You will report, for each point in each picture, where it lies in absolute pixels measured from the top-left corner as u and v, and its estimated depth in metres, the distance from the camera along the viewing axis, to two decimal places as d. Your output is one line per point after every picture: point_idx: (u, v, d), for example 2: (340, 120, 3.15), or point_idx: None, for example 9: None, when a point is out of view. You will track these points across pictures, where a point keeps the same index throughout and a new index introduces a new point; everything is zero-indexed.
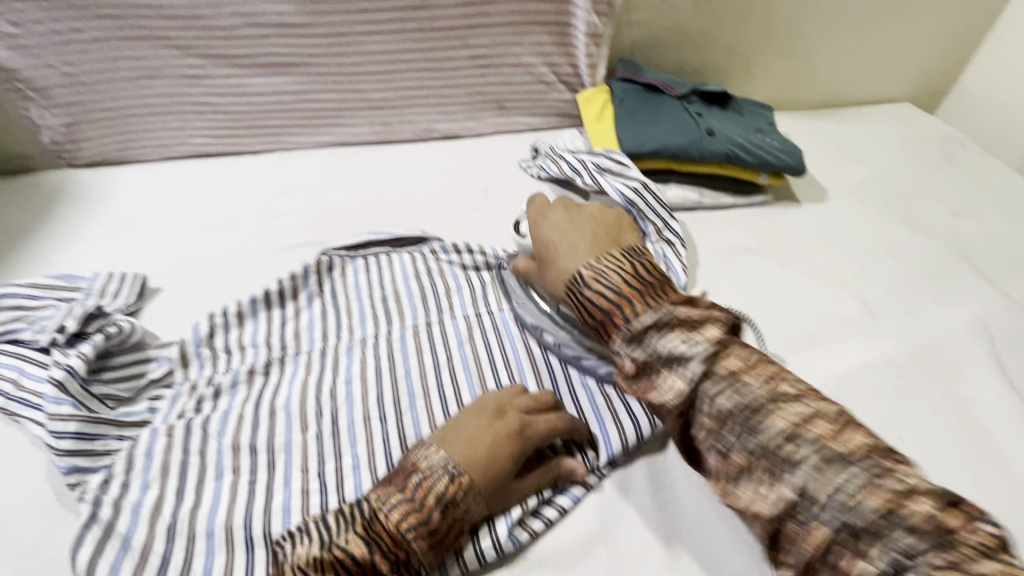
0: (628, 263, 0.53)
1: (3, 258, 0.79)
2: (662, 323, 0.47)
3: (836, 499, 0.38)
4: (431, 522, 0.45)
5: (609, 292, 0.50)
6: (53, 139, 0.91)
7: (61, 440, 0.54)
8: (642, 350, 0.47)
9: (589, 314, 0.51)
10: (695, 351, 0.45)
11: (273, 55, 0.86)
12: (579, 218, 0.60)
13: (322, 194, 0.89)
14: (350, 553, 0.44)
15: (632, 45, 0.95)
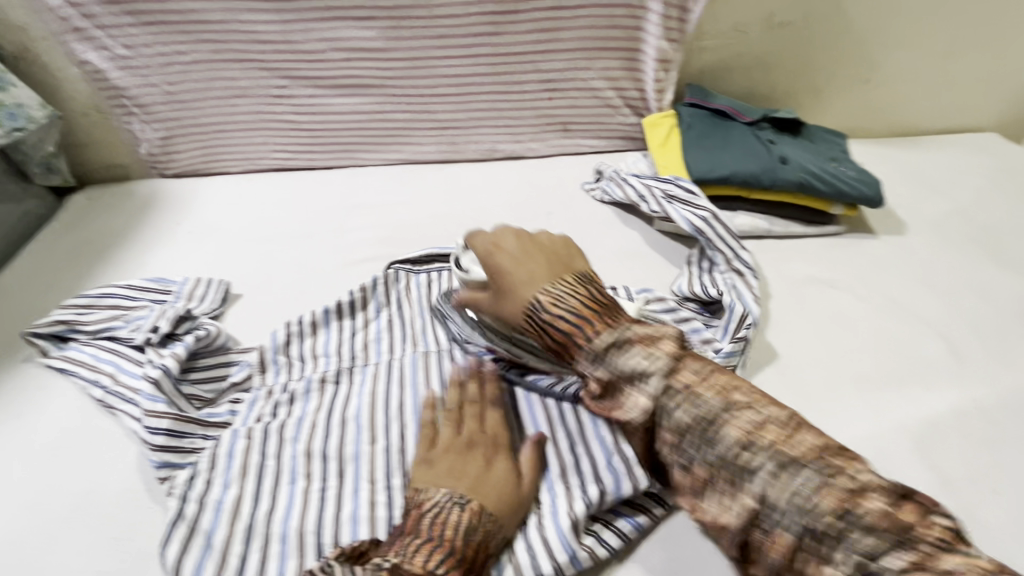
0: (579, 285, 0.54)
1: (102, 260, 0.85)
2: (620, 341, 0.49)
3: (795, 504, 0.40)
4: (457, 552, 0.45)
5: (566, 315, 0.52)
6: (149, 150, 0.98)
7: (155, 435, 0.58)
8: (605, 368, 0.49)
9: (548, 336, 0.52)
10: (655, 367, 0.48)
11: (353, 77, 0.91)
12: (530, 252, 0.57)
13: (391, 209, 0.92)
14: None
15: (701, 70, 0.95)
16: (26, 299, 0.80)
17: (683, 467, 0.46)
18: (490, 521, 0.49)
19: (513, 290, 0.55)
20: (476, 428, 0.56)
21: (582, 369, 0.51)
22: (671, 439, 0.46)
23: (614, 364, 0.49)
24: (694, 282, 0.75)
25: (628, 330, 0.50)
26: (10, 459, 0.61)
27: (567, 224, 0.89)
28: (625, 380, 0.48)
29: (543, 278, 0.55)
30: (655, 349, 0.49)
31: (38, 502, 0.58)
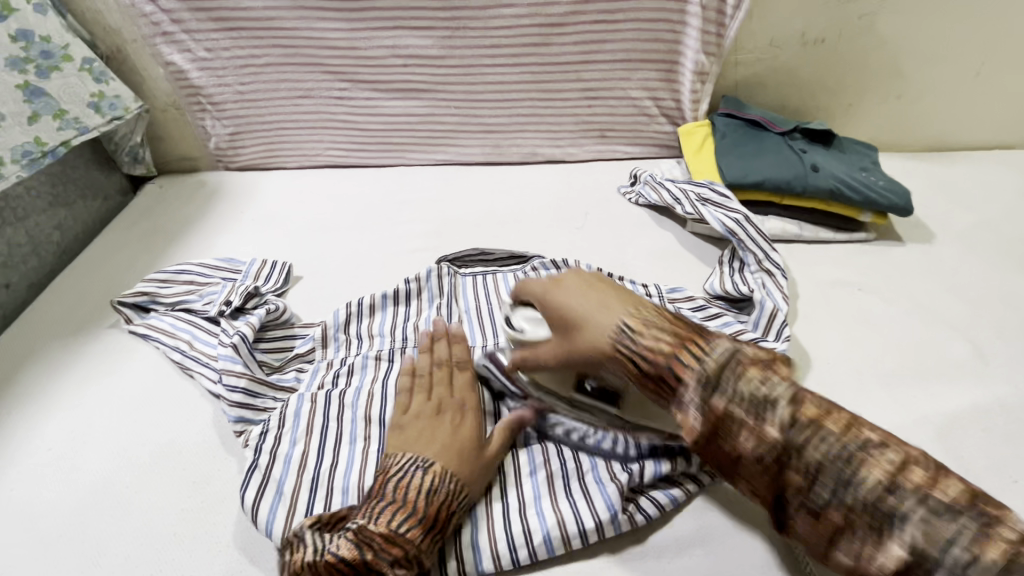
0: (660, 313, 0.52)
1: (175, 241, 0.93)
2: (733, 365, 0.46)
3: (951, 554, 0.36)
4: (417, 512, 0.50)
5: (659, 341, 0.49)
6: (218, 145, 1.07)
7: (234, 392, 0.65)
8: (722, 398, 0.45)
9: (642, 362, 0.49)
10: (776, 394, 0.44)
11: (408, 81, 0.98)
12: (597, 287, 0.56)
13: (437, 205, 0.99)
14: (341, 556, 0.48)
15: (736, 83, 1.00)
16: (108, 274, 0.88)
17: (751, 451, 0.43)
18: (451, 485, 0.53)
19: (589, 326, 0.52)
20: (449, 392, 0.61)
21: (682, 400, 0.47)
22: (750, 437, 0.44)
23: (734, 390, 0.45)
24: (726, 280, 0.78)
25: (735, 353, 0.47)
26: (99, 410, 0.68)
27: (604, 224, 0.94)
28: (746, 412, 0.44)
29: (615, 307, 0.53)
30: (772, 376, 0.45)
31: (125, 448, 0.64)
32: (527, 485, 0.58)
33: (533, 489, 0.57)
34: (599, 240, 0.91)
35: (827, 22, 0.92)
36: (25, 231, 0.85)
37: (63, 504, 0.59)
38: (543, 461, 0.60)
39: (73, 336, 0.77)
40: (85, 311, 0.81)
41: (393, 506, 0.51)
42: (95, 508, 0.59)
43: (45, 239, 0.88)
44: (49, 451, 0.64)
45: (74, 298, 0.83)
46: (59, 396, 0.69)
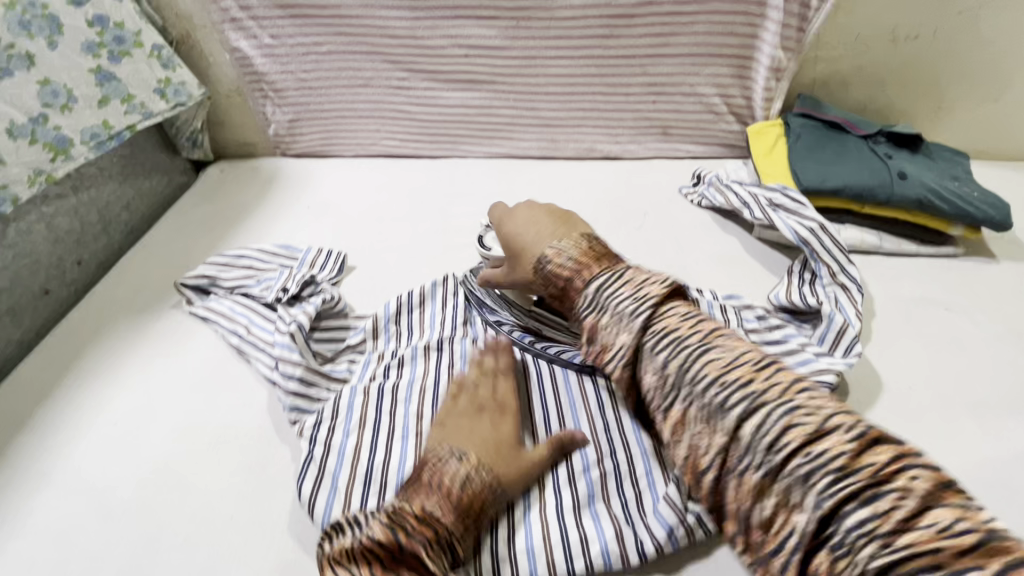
0: (584, 241, 0.61)
1: (235, 226, 0.95)
2: (614, 283, 0.55)
3: (853, 540, 0.37)
4: (452, 497, 0.48)
5: (567, 265, 0.59)
6: (277, 131, 1.08)
7: (289, 381, 0.66)
8: (600, 313, 0.54)
9: (555, 284, 0.60)
10: (643, 307, 0.53)
11: (469, 72, 0.96)
12: (539, 212, 0.67)
13: (491, 199, 0.97)
14: (378, 539, 0.45)
15: (814, 81, 0.94)
16: (172, 254, 0.90)
17: (664, 410, 0.49)
18: (489, 484, 0.50)
19: (525, 252, 0.64)
20: (490, 397, 0.59)
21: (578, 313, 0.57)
22: (652, 377, 0.50)
23: (602, 302, 0.55)
24: (793, 291, 0.73)
25: (622, 276, 0.56)
26: (161, 388, 0.69)
27: (663, 226, 0.90)
28: (611, 320, 0.54)
29: (547, 235, 0.63)
30: (643, 291, 0.54)
31: (186, 427, 0.65)
32: (581, 485, 0.55)
33: (587, 488, 0.55)
34: (659, 242, 0.87)
35: (922, 17, 0.85)
36: (97, 209, 0.87)
37: (128, 478, 0.61)
38: (597, 459, 0.57)
39: (138, 314, 0.79)
40: (150, 290, 0.83)
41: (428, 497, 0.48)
42: (157, 484, 0.60)
43: (114, 218, 0.91)
44: (116, 426, 0.65)
45: (140, 277, 0.86)
46: (126, 372, 0.71)
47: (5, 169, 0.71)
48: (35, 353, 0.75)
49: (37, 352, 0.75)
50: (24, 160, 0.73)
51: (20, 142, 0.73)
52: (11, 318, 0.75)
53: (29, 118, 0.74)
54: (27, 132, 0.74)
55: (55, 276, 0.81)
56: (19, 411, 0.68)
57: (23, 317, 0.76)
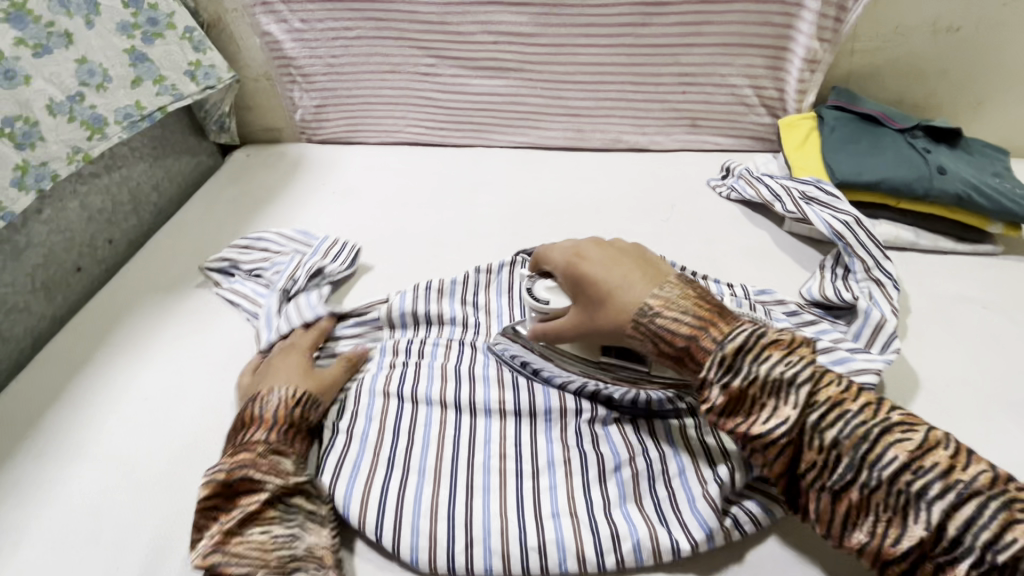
0: (686, 288, 0.51)
1: (260, 209, 0.95)
2: (755, 349, 0.46)
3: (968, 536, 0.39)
4: (260, 422, 0.56)
5: (685, 322, 0.49)
6: (303, 117, 1.08)
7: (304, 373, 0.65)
8: (743, 382, 0.45)
9: (665, 340, 0.49)
10: (797, 376, 0.45)
11: (497, 59, 0.96)
12: (619, 256, 0.56)
13: (516, 189, 0.96)
14: (216, 481, 0.51)
15: (849, 74, 0.92)
16: (200, 236, 0.91)
17: (799, 457, 0.45)
18: (356, 408, 0.57)
19: (612, 302, 0.53)
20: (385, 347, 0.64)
21: (705, 379, 0.47)
22: (817, 457, 0.44)
23: (754, 373, 0.45)
24: (826, 285, 0.72)
25: (755, 332, 0.47)
26: (189, 367, 0.70)
27: (691, 218, 0.89)
28: (765, 392, 0.45)
29: (640, 283, 0.53)
30: (792, 356, 0.46)
31: (213, 405, 0.65)
32: (612, 485, 0.55)
33: (617, 489, 0.55)
34: (687, 234, 0.86)
35: (966, 8, 0.83)
36: (128, 190, 0.88)
37: (155, 454, 0.61)
38: (628, 458, 0.56)
39: (167, 293, 0.80)
40: (178, 270, 0.84)
41: (249, 428, 0.56)
42: (184, 460, 0.60)
43: (144, 199, 0.92)
44: (145, 402, 0.66)
45: (168, 258, 0.86)
46: (155, 349, 0.72)
47: (44, 146, 0.72)
48: (67, 329, 0.76)
49: (69, 328, 0.76)
50: (61, 137, 0.74)
51: (58, 119, 0.74)
52: (45, 293, 0.76)
53: (68, 96, 0.75)
54: (65, 110, 0.74)
55: (87, 254, 0.82)
56: (51, 385, 0.68)
57: (56, 294, 0.77)
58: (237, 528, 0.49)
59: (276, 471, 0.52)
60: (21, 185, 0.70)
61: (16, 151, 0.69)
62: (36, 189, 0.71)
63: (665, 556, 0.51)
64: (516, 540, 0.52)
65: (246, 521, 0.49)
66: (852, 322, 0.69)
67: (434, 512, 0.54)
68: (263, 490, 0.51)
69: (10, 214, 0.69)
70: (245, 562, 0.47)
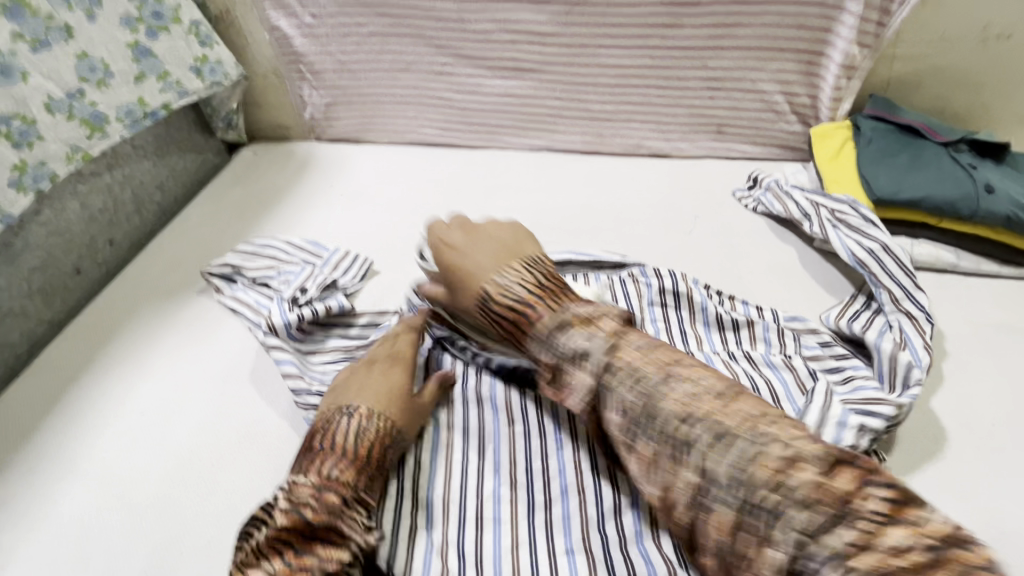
0: (528, 274, 0.56)
1: (266, 211, 0.92)
2: (564, 324, 0.51)
3: None
4: (347, 454, 0.50)
5: (515, 303, 0.54)
6: (312, 115, 1.05)
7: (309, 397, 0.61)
8: (552, 352, 0.50)
9: (499, 321, 0.55)
10: (594, 345, 0.48)
11: (515, 59, 0.91)
12: (476, 235, 0.60)
13: (531, 195, 0.92)
14: (282, 526, 0.46)
15: (887, 81, 0.86)
16: (203, 237, 0.88)
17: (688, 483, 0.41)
18: (399, 436, 0.54)
19: (466, 282, 0.58)
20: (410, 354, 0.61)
21: (533, 354, 0.52)
22: (617, 419, 0.46)
23: (557, 345, 0.50)
24: (846, 316, 0.68)
25: (569, 312, 0.52)
26: (188, 379, 0.67)
27: (715, 231, 0.84)
28: (567, 361, 0.49)
29: (491, 266, 0.57)
30: (595, 330, 0.49)
31: (211, 421, 0.63)
32: (628, 517, 0.51)
33: (635, 521, 0.51)
34: (711, 248, 0.82)
35: (1019, 14, 0.77)
36: (130, 189, 0.85)
37: (151, 472, 0.58)
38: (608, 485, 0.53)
39: (168, 299, 0.77)
40: (180, 274, 0.81)
41: (332, 456, 0.49)
42: (179, 481, 0.58)
43: (147, 199, 0.89)
44: (141, 416, 0.63)
45: (169, 260, 0.84)
46: (153, 359, 0.69)
47: (43, 145, 0.69)
48: (64, 334, 0.73)
49: (66, 334, 0.73)
50: (61, 136, 0.71)
51: (57, 117, 0.71)
52: (42, 297, 0.73)
53: (67, 92, 0.72)
54: (64, 107, 0.71)
55: (87, 257, 0.79)
56: (46, 394, 0.66)
57: (54, 298, 0.75)
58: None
59: (359, 527, 0.47)
60: (19, 186, 0.67)
61: (13, 150, 0.66)
62: (34, 191, 0.68)
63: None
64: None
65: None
66: (871, 362, 0.64)
67: (445, 548, 0.51)
68: (346, 548, 0.46)
69: (8, 218, 0.66)
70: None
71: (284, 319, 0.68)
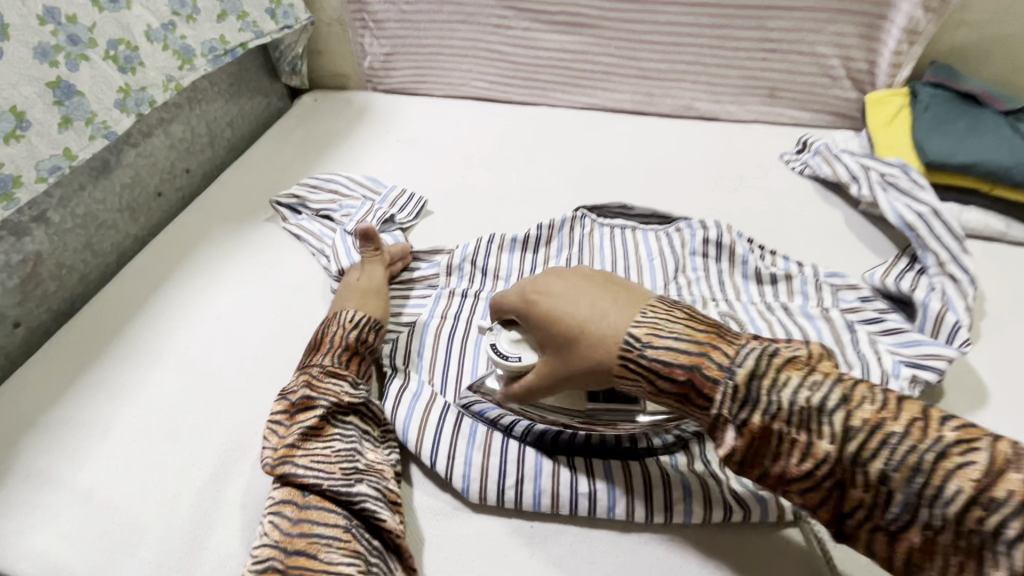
0: (676, 309, 0.45)
1: (327, 153, 0.97)
2: (765, 365, 0.40)
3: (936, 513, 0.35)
4: (324, 348, 0.59)
5: (675, 348, 0.42)
6: (371, 65, 1.09)
7: None
8: (759, 417, 0.39)
9: (658, 380, 0.42)
10: (823, 395, 0.38)
11: (572, 14, 0.94)
12: (582, 282, 0.48)
13: (580, 150, 0.95)
14: (277, 414, 0.54)
15: (950, 49, 0.85)
16: (269, 173, 0.94)
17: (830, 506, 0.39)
18: (374, 321, 0.63)
19: (593, 331, 0.45)
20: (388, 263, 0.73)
21: (721, 419, 0.41)
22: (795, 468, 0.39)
23: (768, 401, 0.39)
24: (891, 273, 0.69)
25: (763, 349, 0.41)
26: (257, 292, 0.73)
27: (760, 192, 0.85)
28: (789, 424, 0.38)
29: (621, 313, 0.45)
30: (812, 374, 0.39)
31: (279, 330, 0.68)
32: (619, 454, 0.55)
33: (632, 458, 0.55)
34: (755, 206, 0.83)
35: None
36: (206, 122, 0.91)
37: (229, 367, 0.65)
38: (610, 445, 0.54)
39: (239, 224, 0.83)
40: (249, 204, 0.87)
41: (315, 350, 0.59)
42: (249, 378, 0.64)
43: (220, 133, 0.95)
44: (218, 321, 0.70)
45: (239, 192, 0.90)
46: (227, 275, 0.76)
47: (143, 71, 0.76)
48: (148, 249, 0.80)
49: (149, 249, 0.80)
50: (157, 65, 0.78)
51: (154, 46, 0.77)
52: (130, 213, 0.80)
53: (161, 24, 0.78)
54: (159, 37, 0.78)
55: (168, 180, 0.86)
56: (135, 299, 0.73)
57: (139, 215, 0.82)
58: (302, 442, 0.52)
59: (333, 391, 0.55)
60: (123, 107, 0.74)
61: (119, 73, 0.73)
62: (135, 113, 0.75)
63: (677, 518, 0.51)
64: (566, 481, 0.53)
65: (306, 432, 0.52)
66: (914, 318, 0.66)
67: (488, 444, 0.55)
68: (319, 407, 0.54)
69: (112, 134, 0.73)
70: (314, 473, 0.49)
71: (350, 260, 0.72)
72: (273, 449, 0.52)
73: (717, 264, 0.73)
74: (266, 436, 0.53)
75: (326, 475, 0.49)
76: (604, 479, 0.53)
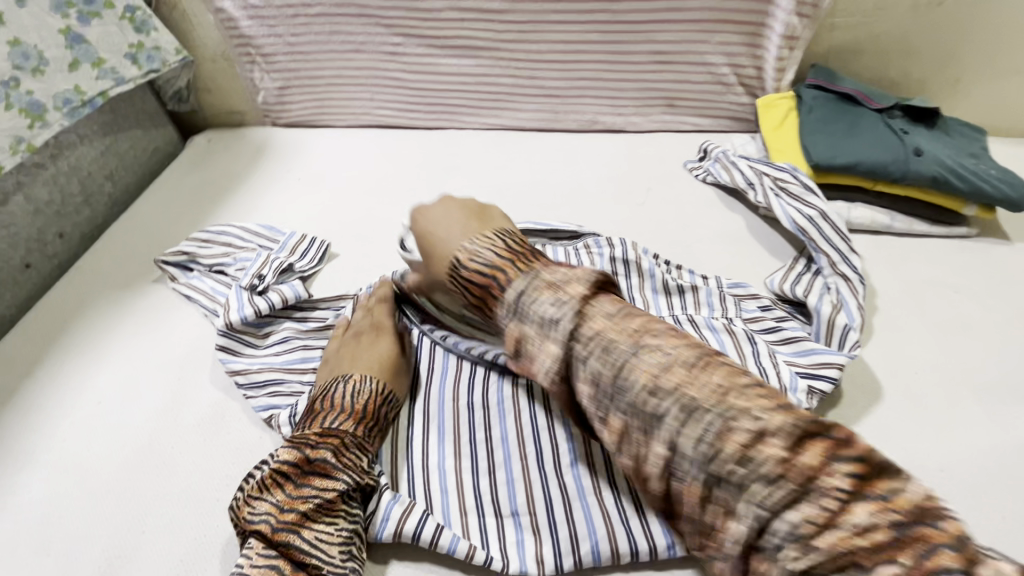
0: (500, 240, 0.50)
1: (221, 199, 0.91)
2: (530, 290, 0.46)
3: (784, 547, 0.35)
4: (354, 411, 0.56)
5: (484, 269, 0.49)
6: (266, 99, 1.03)
7: (250, 391, 0.63)
8: (521, 323, 0.46)
9: (472, 290, 0.50)
10: (563, 312, 0.44)
11: (466, 38, 0.92)
12: (451, 202, 0.56)
13: (488, 173, 0.93)
14: (284, 464, 0.51)
15: (828, 51, 0.89)
16: (157, 227, 0.87)
17: (603, 420, 0.43)
18: (390, 397, 0.60)
19: (434, 251, 0.53)
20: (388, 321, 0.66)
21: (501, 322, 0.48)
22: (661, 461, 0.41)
23: (542, 318, 0.44)
24: (787, 278, 0.70)
25: (538, 276, 0.47)
26: (144, 367, 0.67)
27: (666, 202, 0.87)
28: (535, 331, 0.45)
29: (458, 234, 0.52)
30: (561, 294, 0.44)
31: (170, 406, 0.63)
32: (569, 479, 0.54)
33: (576, 482, 0.54)
34: (661, 218, 0.84)
35: None
36: (78, 180, 0.84)
37: (115, 455, 0.59)
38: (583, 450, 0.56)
39: (120, 290, 0.77)
40: (134, 265, 0.80)
41: (331, 411, 0.56)
42: (137, 466, 0.58)
43: (97, 189, 0.87)
44: (98, 406, 0.63)
45: (124, 252, 0.83)
46: (109, 352, 0.69)
47: None
48: (16, 330, 0.73)
49: (18, 328, 0.73)
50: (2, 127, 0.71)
51: None
52: None
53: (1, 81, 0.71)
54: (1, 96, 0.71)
55: (36, 249, 0.78)
56: (3, 389, 0.66)
57: (3, 292, 0.74)
58: (311, 517, 0.49)
59: (352, 464, 0.53)
60: None
61: None
62: None
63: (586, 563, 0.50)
64: (539, 489, 0.55)
65: (318, 509, 0.49)
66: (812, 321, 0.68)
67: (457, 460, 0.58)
68: (339, 481, 0.51)
69: None
70: (316, 555, 0.47)
71: (239, 314, 0.68)
72: (275, 509, 0.49)
73: (625, 273, 0.73)
74: (268, 487, 0.50)
75: (326, 558, 0.47)
76: (571, 474, 0.55)
